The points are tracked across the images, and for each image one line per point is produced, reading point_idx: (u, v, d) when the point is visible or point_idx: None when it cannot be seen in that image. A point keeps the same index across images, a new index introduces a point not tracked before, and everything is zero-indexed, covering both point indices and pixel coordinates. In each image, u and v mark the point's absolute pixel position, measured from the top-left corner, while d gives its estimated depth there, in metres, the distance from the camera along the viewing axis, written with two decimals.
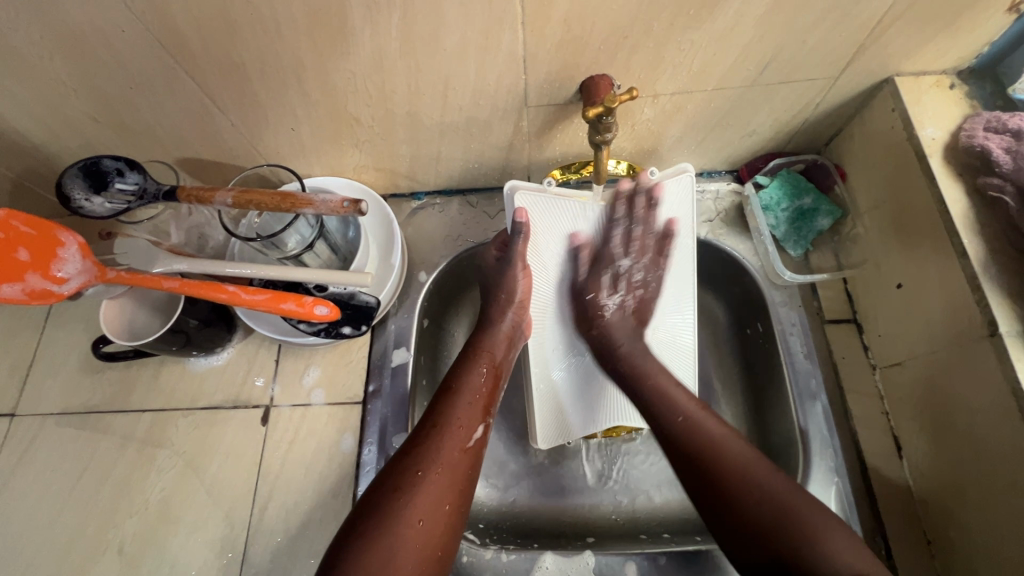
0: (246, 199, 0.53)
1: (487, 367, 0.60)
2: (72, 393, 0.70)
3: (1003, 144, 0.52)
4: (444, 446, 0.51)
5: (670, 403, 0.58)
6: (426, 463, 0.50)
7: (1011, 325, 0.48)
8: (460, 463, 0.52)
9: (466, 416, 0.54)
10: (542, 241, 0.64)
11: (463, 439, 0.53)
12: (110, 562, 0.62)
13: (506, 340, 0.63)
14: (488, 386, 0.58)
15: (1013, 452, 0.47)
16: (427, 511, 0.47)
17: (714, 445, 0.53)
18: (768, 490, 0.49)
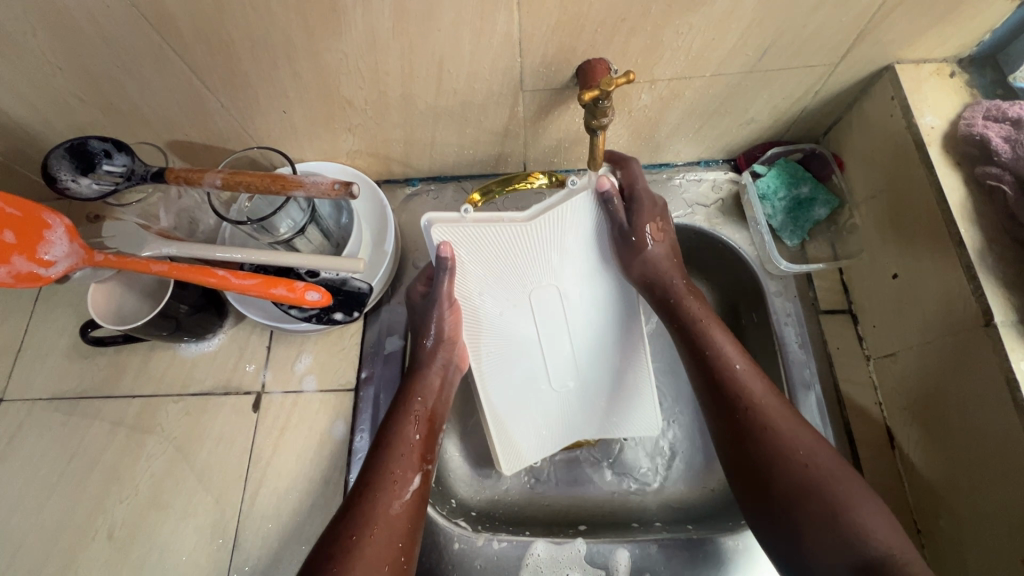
0: (235, 180, 0.52)
1: (418, 415, 0.57)
2: (61, 378, 0.69)
3: (1003, 133, 0.52)
4: (378, 508, 0.50)
5: (723, 364, 0.55)
6: (360, 527, 0.48)
7: (1007, 315, 0.48)
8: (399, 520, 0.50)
9: (399, 479, 0.52)
10: (468, 276, 0.59)
11: (399, 494, 0.51)
12: (100, 547, 0.61)
13: (438, 389, 0.60)
14: (421, 434, 0.56)
15: (1006, 441, 0.47)
16: (371, 568, 0.46)
17: (758, 415, 0.51)
18: (807, 453, 0.49)
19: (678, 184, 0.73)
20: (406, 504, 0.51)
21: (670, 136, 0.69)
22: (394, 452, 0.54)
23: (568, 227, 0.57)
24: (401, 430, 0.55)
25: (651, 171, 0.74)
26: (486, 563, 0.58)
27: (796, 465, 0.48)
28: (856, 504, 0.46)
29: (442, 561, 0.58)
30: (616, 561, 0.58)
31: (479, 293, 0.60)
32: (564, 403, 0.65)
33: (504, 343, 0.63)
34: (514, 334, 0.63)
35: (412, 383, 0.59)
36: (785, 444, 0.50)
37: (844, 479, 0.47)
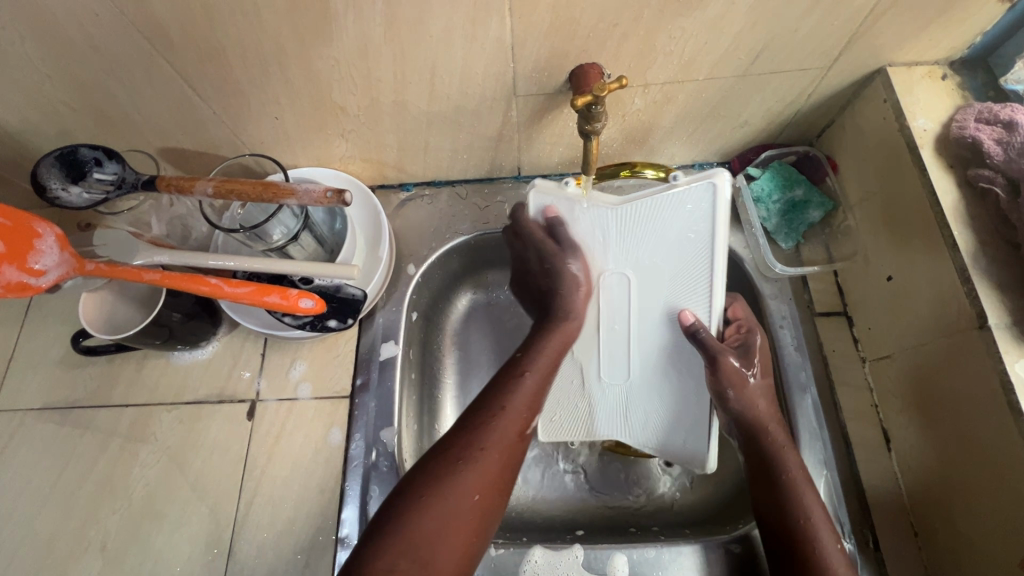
0: (227, 188, 0.51)
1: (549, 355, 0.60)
2: (52, 388, 0.68)
3: (995, 135, 0.51)
4: (498, 431, 0.54)
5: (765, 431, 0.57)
6: (489, 442, 0.53)
7: (1000, 317, 0.48)
8: (506, 459, 0.53)
9: (500, 436, 0.54)
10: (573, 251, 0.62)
11: (518, 424, 0.55)
12: (94, 559, 0.61)
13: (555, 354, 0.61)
14: (546, 374, 0.60)
15: (1000, 443, 0.47)
16: (481, 488, 0.51)
17: (798, 493, 0.54)
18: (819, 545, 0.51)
19: None
20: (515, 443, 0.55)
21: (664, 140, 0.69)
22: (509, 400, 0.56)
23: (661, 229, 0.60)
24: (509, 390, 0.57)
25: None
26: (483, 570, 0.58)
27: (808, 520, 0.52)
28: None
29: None
30: (612, 567, 0.57)
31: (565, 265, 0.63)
32: (607, 397, 0.65)
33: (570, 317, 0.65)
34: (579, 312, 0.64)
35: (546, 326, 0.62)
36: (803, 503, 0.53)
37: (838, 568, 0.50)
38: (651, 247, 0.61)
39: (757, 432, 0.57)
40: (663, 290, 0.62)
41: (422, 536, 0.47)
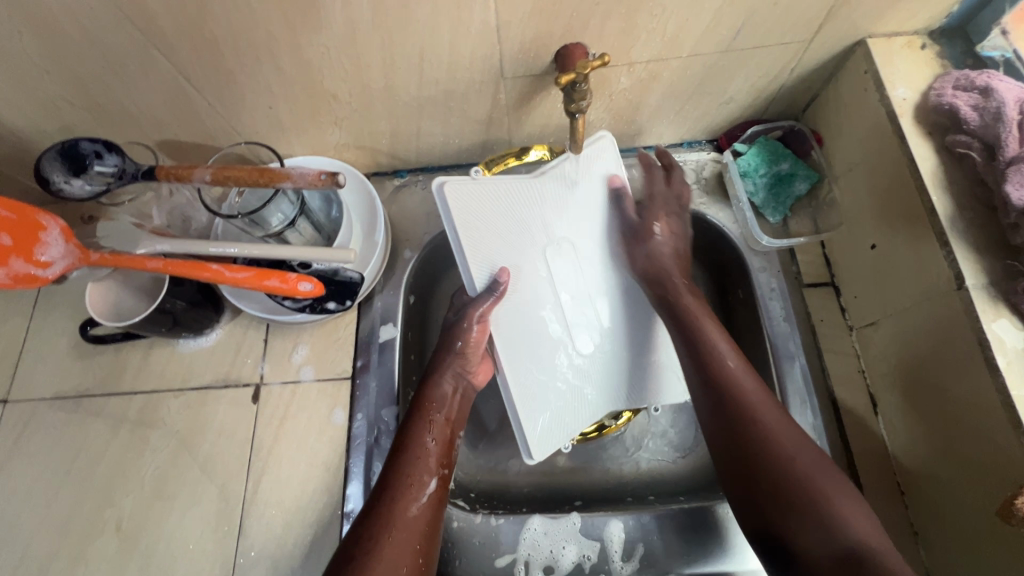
0: (224, 174, 0.53)
1: (435, 420, 0.59)
2: (63, 377, 0.71)
3: (971, 101, 0.52)
4: (399, 508, 0.52)
5: (715, 356, 0.57)
6: (380, 528, 0.50)
7: (978, 277, 0.49)
8: (420, 527, 0.52)
9: (424, 465, 0.55)
10: (489, 245, 0.60)
11: (415, 498, 0.53)
12: (108, 539, 0.63)
13: (451, 395, 0.61)
14: (439, 442, 0.58)
15: (978, 400, 0.48)
16: (388, 574, 0.48)
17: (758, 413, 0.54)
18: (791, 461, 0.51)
19: None
20: (423, 518, 0.53)
21: (652, 118, 0.70)
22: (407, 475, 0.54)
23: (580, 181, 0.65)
24: (420, 432, 0.57)
25: (635, 154, 0.76)
26: (481, 539, 0.59)
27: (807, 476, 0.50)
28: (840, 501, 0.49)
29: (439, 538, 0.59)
30: (609, 532, 0.59)
31: (485, 253, 0.60)
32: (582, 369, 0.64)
33: (531, 309, 0.63)
34: (530, 301, 0.63)
35: (426, 392, 0.60)
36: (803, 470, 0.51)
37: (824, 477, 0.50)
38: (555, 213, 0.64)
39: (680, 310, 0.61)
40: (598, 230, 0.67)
41: None
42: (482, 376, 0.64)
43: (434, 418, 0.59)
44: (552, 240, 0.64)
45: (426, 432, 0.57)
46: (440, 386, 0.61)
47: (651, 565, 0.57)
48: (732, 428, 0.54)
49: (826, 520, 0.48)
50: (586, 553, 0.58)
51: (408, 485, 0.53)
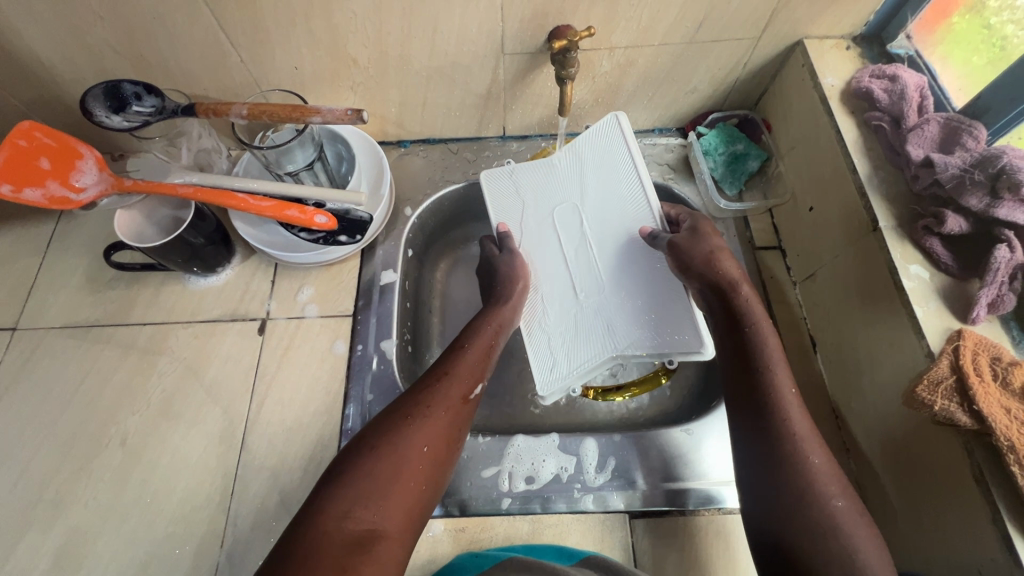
0: (259, 110, 0.60)
1: (492, 338, 0.65)
2: (74, 309, 0.75)
3: (883, 86, 0.65)
4: (449, 392, 0.56)
5: (762, 347, 0.56)
6: (435, 402, 0.55)
7: (888, 220, 0.59)
8: (452, 420, 0.55)
9: (472, 368, 0.60)
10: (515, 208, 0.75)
11: (466, 389, 0.58)
12: (111, 454, 0.66)
13: (484, 351, 0.63)
14: (485, 351, 0.63)
15: (890, 316, 0.58)
16: (429, 442, 0.52)
17: (771, 368, 0.55)
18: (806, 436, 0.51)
19: None
20: (459, 406, 0.57)
21: (628, 102, 0.81)
22: (454, 368, 0.59)
23: (599, 152, 0.72)
24: (479, 337, 0.64)
25: None
26: (469, 453, 0.65)
27: (812, 474, 0.49)
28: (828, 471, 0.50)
29: None
30: (584, 449, 0.66)
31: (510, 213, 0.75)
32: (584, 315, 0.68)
33: (543, 261, 0.72)
34: (549, 254, 0.72)
35: (494, 309, 0.67)
36: (814, 468, 0.49)
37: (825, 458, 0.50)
38: (578, 184, 0.72)
39: (728, 289, 0.60)
40: (625, 201, 0.69)
41: (381, 467, 0.48)
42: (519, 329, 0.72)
43: (475, 372, 0.60)
44: (565, 208, 0.73)
45: (465, 382, 0.58)
46: (484, 329, 0.65)
47: (622, 475, 0.64)
48: (772, 426, 0.52)
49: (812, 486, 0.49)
50: (563, 466, 0.64)
51: (434, 419, 0.54)
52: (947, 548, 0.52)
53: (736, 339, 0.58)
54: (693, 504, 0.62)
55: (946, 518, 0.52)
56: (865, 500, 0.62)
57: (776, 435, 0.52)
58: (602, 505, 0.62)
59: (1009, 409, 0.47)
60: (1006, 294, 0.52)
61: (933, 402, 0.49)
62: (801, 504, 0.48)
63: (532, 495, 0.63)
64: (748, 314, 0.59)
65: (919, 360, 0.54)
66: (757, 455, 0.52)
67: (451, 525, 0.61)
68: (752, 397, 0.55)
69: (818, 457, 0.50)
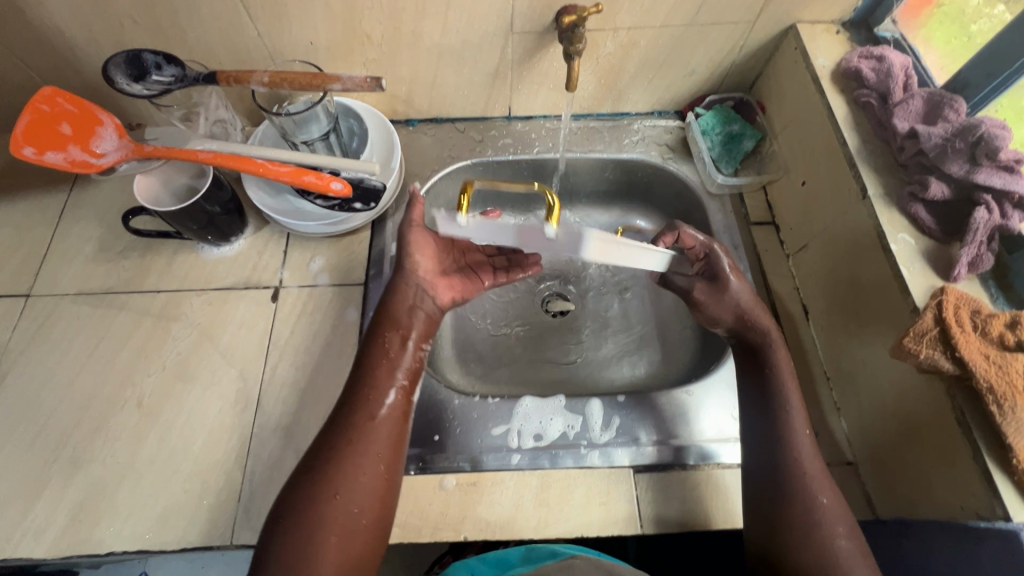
0: (280, 78, 0.63)
1: (394, 345, 0.63)
2: (88, 276, 0.76)
3: (871, 65, 0.69)
4: (361, 422, 0.57)
5: (780, 390, 0.61)
6: (340, 442, 0.56)
7: (876, 188, 0.63)
8: (377, 448, 0.57)
9: (382, 381, 0.60)
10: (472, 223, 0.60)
11: (373, 411, 0.59)
12: (128, 415, 0.67)
13: (391, 367, 0.62)
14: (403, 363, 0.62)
15: (876, 278, 0.62)
16: (344, 488, 0.54)
17: (786, 412, 0.59)
18: (807, 476, 0.56)
19: (637, 129, 0.90)
20: (386, 437, 0.58)
21: (629, 84, 0.85)
22: (358, 399, 0.59)
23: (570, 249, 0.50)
24: (382, 351, 0.62)
25: (615, 118, 0.91)
26: (480, 413, 0.68)
27: (820, 514, 0.54)
28: (824, 511, 0.54)
29: (443, 412, 0.68)
30: (589, 410, 0.68)
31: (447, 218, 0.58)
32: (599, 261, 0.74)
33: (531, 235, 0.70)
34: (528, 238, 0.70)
35: (387, 308, 0.64)
36: (822, 508, 0.54)
37: (825, 496, 0.55)
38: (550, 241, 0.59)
39: (749, 329, 0.65)
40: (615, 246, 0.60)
41: (302, 523, 0.51)
42: (443, 293, 0.69)
43: (381, 389, 0.60)
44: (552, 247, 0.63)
45: (368, 410, 0.58)
46: (386, 340, 0.63)
47: (626, 433, 0.67)
48: (784, 471, 0.56)
49: (812, 526, 0.53)
50: (569, 424, 0.67)
51: (348, 457, 0.55)
52: (933, 493, 0.55)
53: (757, 382, 0.62)
54: (692, 459, 0.65)
55: (932, 467, 0.55)
56: (856, 454, 0.65)
57: (790, 472, 0.56)
58: (607, 461, 0.65)
59: (989, 355, 0.51)
60: (984, 254, 0.56)
61: (919, 351, 0.53)
62: (796, 549, 0.53)
63: (540, 451, 0.65)
64: (770, 358, 0.63)
65: (905, 315, 0.58)
66: (751, 500, 0.57)
67: (463, 479, 0.63)
68: (766, 444, 0.58)
69: (823, 500, 0.54)
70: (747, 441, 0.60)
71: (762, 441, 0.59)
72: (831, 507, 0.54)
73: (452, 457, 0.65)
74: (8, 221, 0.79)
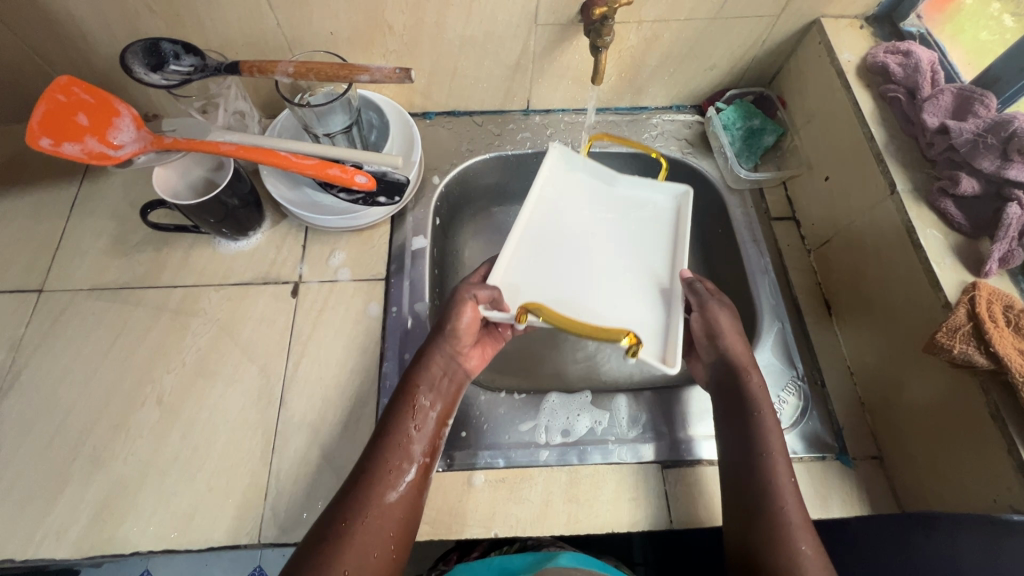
0: (305, 68, 0.61)
1: (421, 418, 0.59)
2: (102, 270, 0.74)
3: (898, 61, 0.69)
4: (378, 493, 0.54)
5: (762, 435, 0.57)
6: (355, 511, 0.52)
7: (905, 183, 0.63)
8: (385, 522, 0.53)
9: (403, 453, 0.57)
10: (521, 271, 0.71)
11: (394, 484, 0.55)
12: (148, 412, 0.66)
13: (416, 437, 0.59)
14: (424, 436, 0.59)
15: (905, 274, 0.62)
16: (353, 565, 0.50)
17: (771, 458, 0.56)
18: (785, 519, 0.52)
19: (655, 123, 0.89)
20: (398, 515, 0.54)
21: (649, 78, 0.84)
22: (376, 473, 0.55)
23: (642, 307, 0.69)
24: (405, 419, 0.59)
25: (634, 113, 0.90)
26: (507, 409, 0.68)
27: (803, 565, 0.49)
28: (806, 563, 0.49)
29: (470, 408, 0.68)
30: (615, 406, 0.68)
31: (527, 283, 0.70)
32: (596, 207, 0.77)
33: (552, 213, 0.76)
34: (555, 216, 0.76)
35: (414, 373, 0.62)
36: (805, 556, 0.50)
37: (807, 545, 0.51)
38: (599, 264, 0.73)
39: (738, 373, 0.61)
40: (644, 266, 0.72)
41: None
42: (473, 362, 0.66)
43: (400, 461, 0.56)
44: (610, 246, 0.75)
45: (386, 484, 0.55)
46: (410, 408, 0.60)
47: (653, 428, 0.67)
48: (764, 519, 0.52)
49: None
50: (597, 420, 0.67)
51: (358, 533, 0.51)
52: (960, 487, 0.56)
53: (741, 427, 0.59)
54: (708, 454, 0.65)
55: (962, 459, 0.56)
56: (881, 449, 0.66)
57: (772, 519, 0.52)
58: (635, 456, 0.65)
59: (1022, 350, 0.51)
60: (1016, 249, 0.56)
61: (953, 347, 0.53)
62: None
63: (568, 447, 0.65)
64: (753, 400, 0.59)
65: (935, 311, 0.58)
66: (736, 545, 0.53)
67: (492, 476, 0.63)
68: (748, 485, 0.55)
69: (802, 549, 0.50)
70: (727, 488, 0.57)
71: (745, 482, 0.55)
72: (811, 560, 0.50)
73: (478, 453, 0.64)
74: (18, 214, 0.77)
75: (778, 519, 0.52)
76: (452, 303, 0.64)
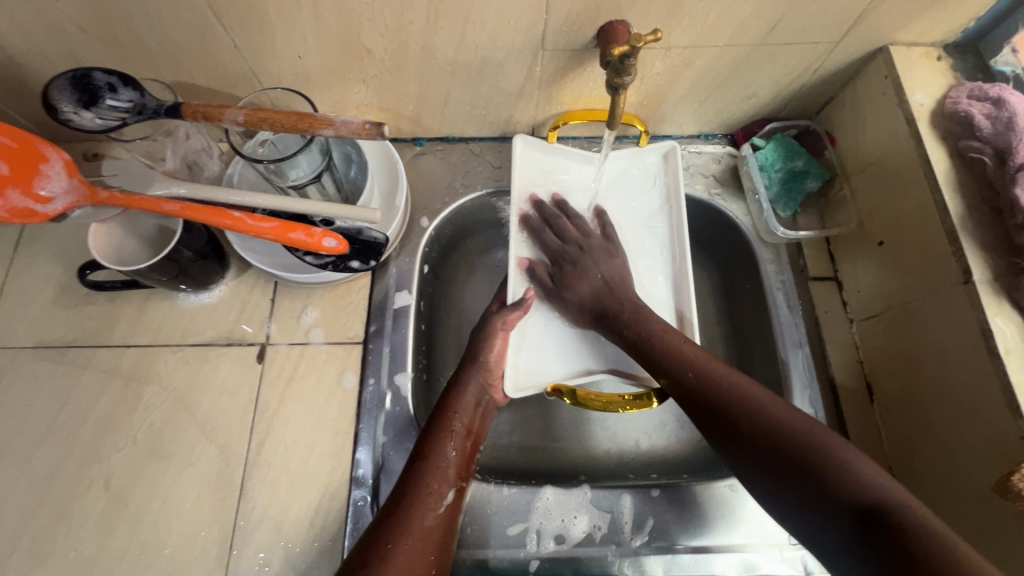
0: (258, 116, 0.51)
1: (461, 439, 0.58)
2: (47, 326, 0.66)
3: (985, 110, 0.56)
4: (417, 516, 0.51)
5: (676, 354, 0.57)
6: (396, 536, 0.49)
7: (983, 273, 0.53)
8: (429, 537, 0.51)
9: (443, 476, 0.55)
10: (531, 327, 0.67)
11: (434, 507, 0.53)
12: (95, 498, 0.59)
13: (461, 458, 0.57)
14: (461, 455, 0.57)
15: (979, 385, 0.52)
16: None
17: (713, 380, 0.54)
18: (777, 422, 0.49)
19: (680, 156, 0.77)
20: (439, 537, 0.52)
21: (676, 107, 0.71)
22: (418, 491, 0.53)
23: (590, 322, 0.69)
24: (442, 440, 0.57)
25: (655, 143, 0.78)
26: (494, 508, 0.59)
27: (820, 441, 0.47)
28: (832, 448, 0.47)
29: None
30: (619, 506, 0.60)
31: (536, 356, 0.66)
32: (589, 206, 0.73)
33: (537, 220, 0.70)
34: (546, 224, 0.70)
35: (449, 400, 0.60)
36: (814, 430, 0.48)
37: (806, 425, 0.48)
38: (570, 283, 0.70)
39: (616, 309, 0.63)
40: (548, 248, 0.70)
41: None
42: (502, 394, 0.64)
43: (439, 484, 0.54)
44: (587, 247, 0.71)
45: (427, 506, 0.53)
46: (450, 431, 0.58)
47: (660, 536, 0.59)
48: (764, 435, 0.49)
49: (829, 472, 0.45)
50: (597, 523, 0.59)
51: (401, 553, 0.48)
52: None
53: (652, 360, 0.59)
54: (721, 569, 0.58)
55: None
56: None
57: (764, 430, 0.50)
58: (638, 570, 0.58)
59: None
60: None
61: None
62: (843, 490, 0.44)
63: (563, 557, 0.58)
64: (652, 329, 0.60)
65: (1011, 442, 0.49)
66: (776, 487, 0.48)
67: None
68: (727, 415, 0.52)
69: (802, 427, 0.49)
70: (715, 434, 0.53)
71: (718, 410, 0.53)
72: (819, 435, 0.47)
73: (459, 562, 0.57)
74: None
75: (771, 424, 0.49)
76: (482, 334, 0.64)
